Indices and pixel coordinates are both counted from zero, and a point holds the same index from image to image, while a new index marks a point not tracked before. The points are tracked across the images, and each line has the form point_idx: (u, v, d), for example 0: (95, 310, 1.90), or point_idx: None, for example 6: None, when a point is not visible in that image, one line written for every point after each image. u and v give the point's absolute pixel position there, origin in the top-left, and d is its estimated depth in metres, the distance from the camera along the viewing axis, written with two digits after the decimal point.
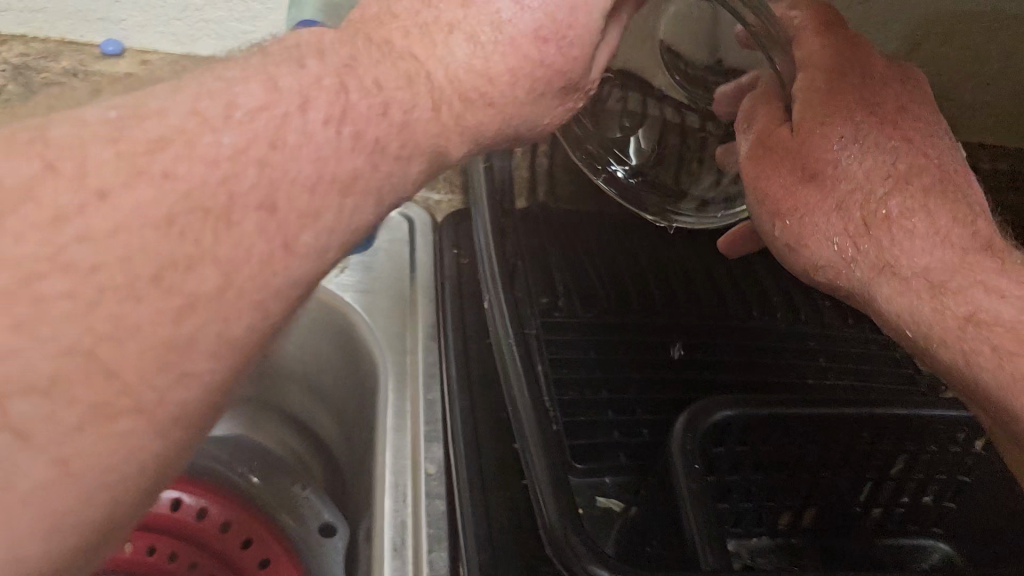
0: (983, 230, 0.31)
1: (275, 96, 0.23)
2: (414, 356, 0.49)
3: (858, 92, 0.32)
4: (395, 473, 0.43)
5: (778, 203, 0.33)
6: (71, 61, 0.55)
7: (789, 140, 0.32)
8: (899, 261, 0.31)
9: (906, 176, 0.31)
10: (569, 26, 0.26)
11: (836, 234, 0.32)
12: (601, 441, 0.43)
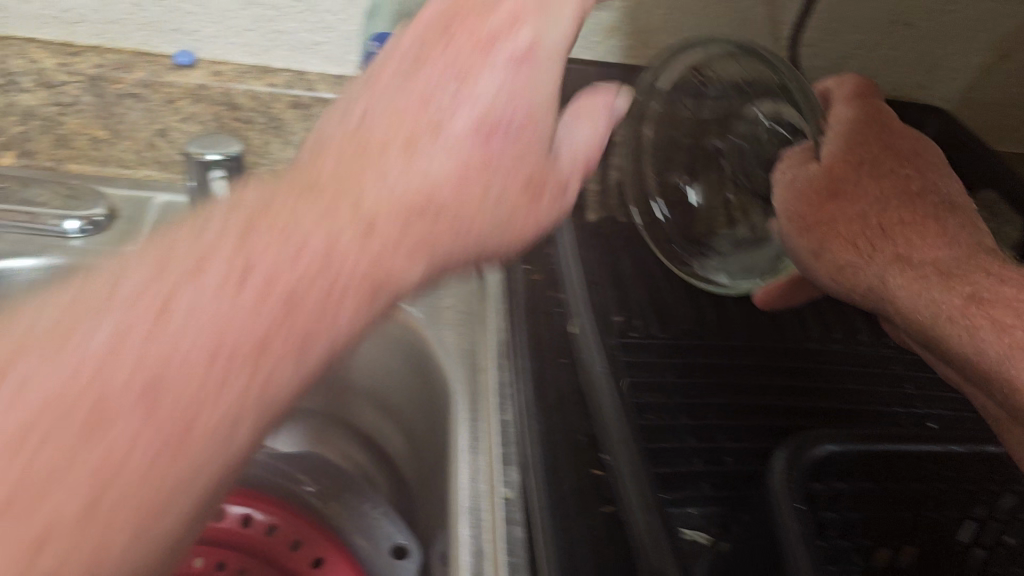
0: (978, 286, 0.34)
1: (189, 258, 0.24)
2: (487, 376, 0.49)
3: (872, 138, 0.39)
4: (471, 497, 0.42)
5: (797, 224, 0.39)
6: (144, 71, 0.54)
7: (827, 167, 0.38)
8: (895, 283, 0.36)
9: (920, 216, 0.37)
10: (500, 124, 0.27)
11: (856, 247, 0.37)
12: (687, 468, 0.41)
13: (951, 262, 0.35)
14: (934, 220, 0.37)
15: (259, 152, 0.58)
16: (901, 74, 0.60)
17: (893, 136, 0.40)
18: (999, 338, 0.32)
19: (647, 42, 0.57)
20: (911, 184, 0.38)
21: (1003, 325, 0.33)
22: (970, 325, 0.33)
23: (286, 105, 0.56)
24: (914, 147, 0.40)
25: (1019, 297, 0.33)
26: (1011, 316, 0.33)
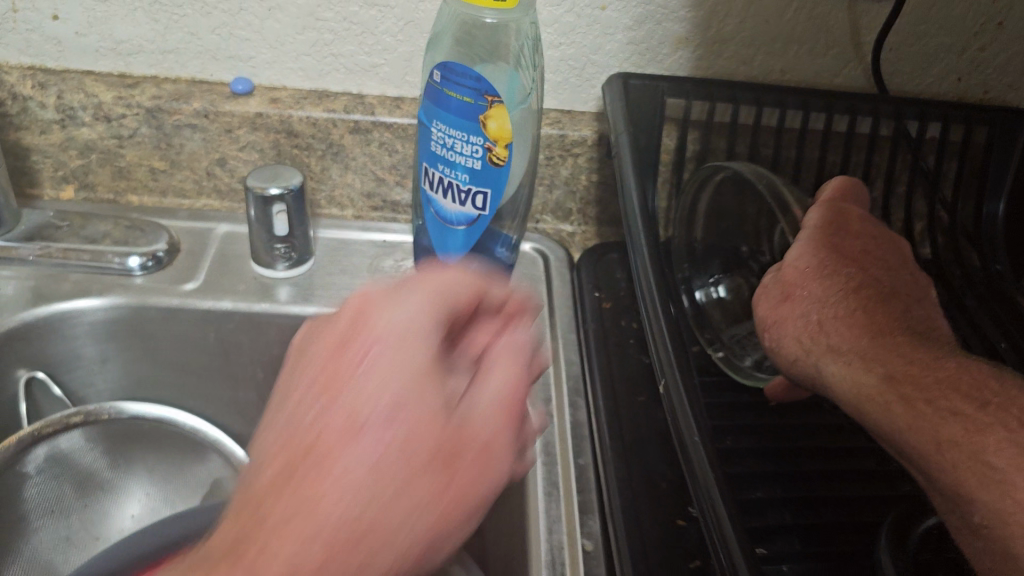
0: (891, 367, 0.34)
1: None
2: (560, 415, 0.47)
3: (824, 237, 0.42)
4: (551, 548, 0.40)
5: (762, 323, 0.41)
6: (202, 101, 0.53)
7: (784, 274, 0.41)
8: (826, 369, 0.37)
9: (857, 309, 0.38)
10: (477, 447, 0.25)
11: (798, 339, 0.39)
12: (775, 521, 0.38)
13: (869, 347, 0.36)
14: (866, 311, 0.38)
15: (318, 178, 0.57)
16: (993, 75, 0.56)
17: (852, 238, 0.42)
18: (905, 411, 0.33)
19: (719, 53, 0.54)
20: (854, 279, 0.40)
21: (911, 401, 0.33)
22: (883, 403, 0.34)
23: (346, 130, 0.54)
24: (877, 258, 0.42)
25: (920, 372, 0.34)
26: (912, 389, 0.33)
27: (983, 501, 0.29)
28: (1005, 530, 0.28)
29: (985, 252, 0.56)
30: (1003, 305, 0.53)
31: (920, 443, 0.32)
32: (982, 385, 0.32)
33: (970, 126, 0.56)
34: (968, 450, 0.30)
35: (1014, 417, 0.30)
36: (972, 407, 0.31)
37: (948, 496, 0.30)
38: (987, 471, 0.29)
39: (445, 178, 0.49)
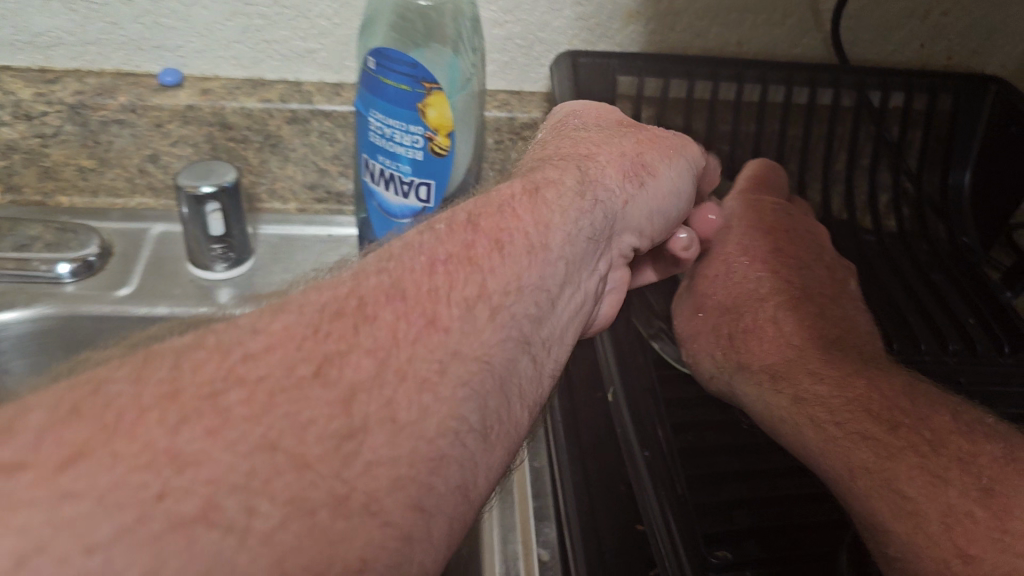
0: (798, 388, 0.40)
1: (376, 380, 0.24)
2: None
3: (734, 242, 0.49)
4: (505, 560, 0.39)
5: (686, 332, 0.47)
6: (128, 95, 0.50)
7: (698, 288, 0.48)
8: (739, 385, 0.43)
9: (764, 319, 0.45)
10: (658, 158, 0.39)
11: (711, 354, 0.44)
12: (737, 526, 0.37)
13: (780, 365, 0.42)
14: (775, 324, 0.45)
15: (258, 171, 0.54)
16: (956, 40, 0.54)
17: (763, 244, 0.49)
18: (816, 434, 0.37)
19: (673, 25, 0.52)
20: (761, 288, 0.47)
21: (823, 425, 0.37)
22: (796, 423, 0.38)
23: (283, 121, 0.51)
24: (786, 258, 0.48)
25: (829, 394, 0.39)
26: (825, 413, 0.38)
27: (897, 531, 0.32)
28: (918, 562, 0.31)
29: (952, 224, 0.55)
30: (970, 279, 0.52)
31: (833, 468, 0.35)
32: (893, 408, 0.37)
33: (935, 94, 0.54)
34: (881, 478, 0.34)
35: (921, 442, 0.35)
36: (883, 431, 0.36)
37: (863, 525, 0.33)
38: (900, 500, 0.33)
39: (386, 170, 0.47)
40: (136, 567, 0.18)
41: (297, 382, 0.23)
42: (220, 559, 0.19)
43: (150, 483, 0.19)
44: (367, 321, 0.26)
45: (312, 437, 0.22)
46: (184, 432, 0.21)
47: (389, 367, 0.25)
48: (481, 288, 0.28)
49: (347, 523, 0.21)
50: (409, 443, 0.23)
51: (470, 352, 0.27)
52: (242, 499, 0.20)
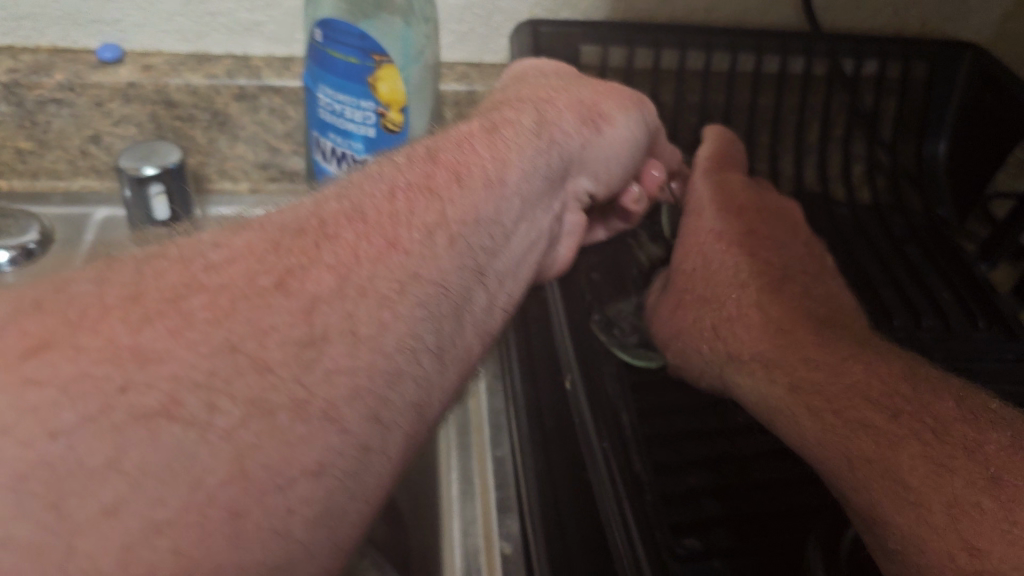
0: (795, 376, 0.38)
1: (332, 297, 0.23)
2: (478, 400, 0.44)
3: (712, 215, 0.46)
4: (467, 555, 0.37)
5: (669, 330, 0.44)
6: (65, 73, 0.47)
7: (678, 281, 0.45)
8: (733, 378, 0.41)
9: (751, 305, 0.43)
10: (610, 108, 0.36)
11: (699, 349, 0.43)
12: (704, 514, 0.37)
13: (771, 353, 0.40)
14: (759, 309, 0.42)
15: (207, 151, 0.52)
16: (930, 6, 0.53)
17: (743, 222, 0.47)
18: (814, 424, 0.36)
19: None
20: (742, 271, 0.44)
21: (820, 414, 0.36)
22: (791, 414, 0.37)
23: (230, 97, 0.49)
24: (767, 238, 0.47)
25: (826, 384, 0.37)
26: (821, 402, 0.36)
27: (897, 524, 0.31)
28: (920, 555, 0.30)
29: (928, 196, 0.53)
30: (945, 252, 0.51)
31: (829, 461, 0.34)
32: (896, 394, 0.35)
33: (909, 62, 0.52)
34: (882, 467, 0.33)
35: (925, 430, 0.33)
36: (882, 418, 0.34)
37: (863, 516, 0.33)
38: (901, 490, 0.32)
39: (337, 147, 0.45)
40: (100, 456, 0.18)
41: (260, 292, 0.22)
42: (181, 453, 0.19)
43: (112, 375, 0.19)
44: (328, 239, 0.25)
45: (274, 343, 0.22)
46: (146, 331, 0.20)
47: (350, 285, 0.24)
48: (440, 215, 0.27)
49: (307, 431, 0.21)
50: (371, 357, 0.23)
51: (428, 276, 0.26)
52: (204, 396, 0.20)
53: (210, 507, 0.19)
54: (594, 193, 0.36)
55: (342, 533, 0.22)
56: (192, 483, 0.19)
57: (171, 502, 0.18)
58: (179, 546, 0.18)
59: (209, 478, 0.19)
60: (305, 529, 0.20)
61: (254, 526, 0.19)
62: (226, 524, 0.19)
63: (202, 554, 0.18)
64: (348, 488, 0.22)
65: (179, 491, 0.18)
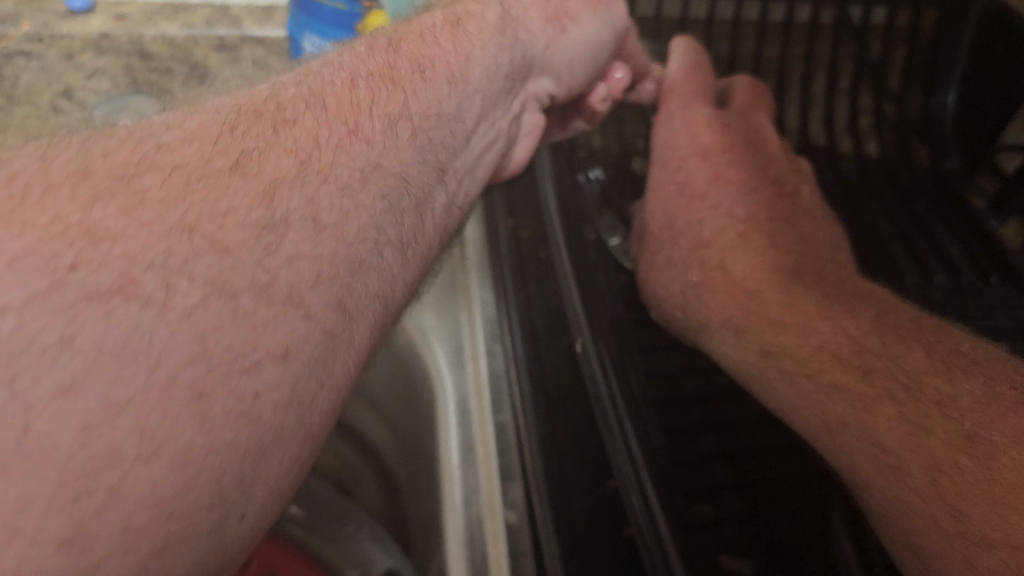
0: (765, 340, 0.35)
1: (291, 184, 0.23)
2: (476, 366, 0.41)
3: (679, 155, 0.43)
4: (470, 521, 0.36)
5: (647, 282, 0.41)
6: (32, 23, 0.46)
7: (647, 243, 0.42)
8: (706, 343, 0.38)
9: (734, 254, 0.39)
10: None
11: (675, 314, 0.40)
12: (714, 481, 0.35)
13: (740, 315, 0.36)
14: (726, 270, 0.38)
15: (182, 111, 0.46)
16: None
17: (700, 169, 0.43)
18: (787, 387, 0.34)
19: None
20: (705, 228, 0.40)
21: (793, 378, 0.33)
22: (770, 381, 0.34)
23: (210, 49, 0.47)
24: (728, 182, 0.42)
25: (795, 345, 0.34)
26: (795, 366, 0.34)
27: (880, 488, 0.29)
28: (906, 521, 0.28)
29: (934, 149, 0.51)
30: (955, 207, 0.49)
31: (808, 425, 0.32)
32: (863, 350, 0.33)
33: (919, 11, 0.50)
34: (858, 432, 0.30)
35: (897, 387, 0.31)
36: (855, 379, 0.32)
37: (846, 478, 0.31)
38: (880, 454, 0.29)
39: None
40: (53, 332, 0.17)
41: (214, 172, 0.22)
42: (140, 331, 0.18)
43: (61, 252, 0.19)
44: (286, 122, 0.25)
45: (233, 224, 0.21)
46: (96, 209, 0.20)
47: (311, 167, 0.24)
48: (402, 106, 0.28)
49: (270, 312, 0.20)
50: (333, 244, 0.23)
51: (390, 166, 0.26)
52: (160, 276, 0.19)
53: (172, 386, 0.18)
54: (554, 93, 0.39)
55: (315, 420, 0.21)
56: (153, 362, 0.18)
57: (132, 382, 0.17)
58: (143, 426, 0.17)
59: (171, 358, 0.18)
60: (275, 414, 0.20)
61: (221, 412, 0.19)
62: (192, 403, 0.18)
63: (166, 435, 0.17)
64: (317, 375, 0.21)
65: (139, 370, 0.18)
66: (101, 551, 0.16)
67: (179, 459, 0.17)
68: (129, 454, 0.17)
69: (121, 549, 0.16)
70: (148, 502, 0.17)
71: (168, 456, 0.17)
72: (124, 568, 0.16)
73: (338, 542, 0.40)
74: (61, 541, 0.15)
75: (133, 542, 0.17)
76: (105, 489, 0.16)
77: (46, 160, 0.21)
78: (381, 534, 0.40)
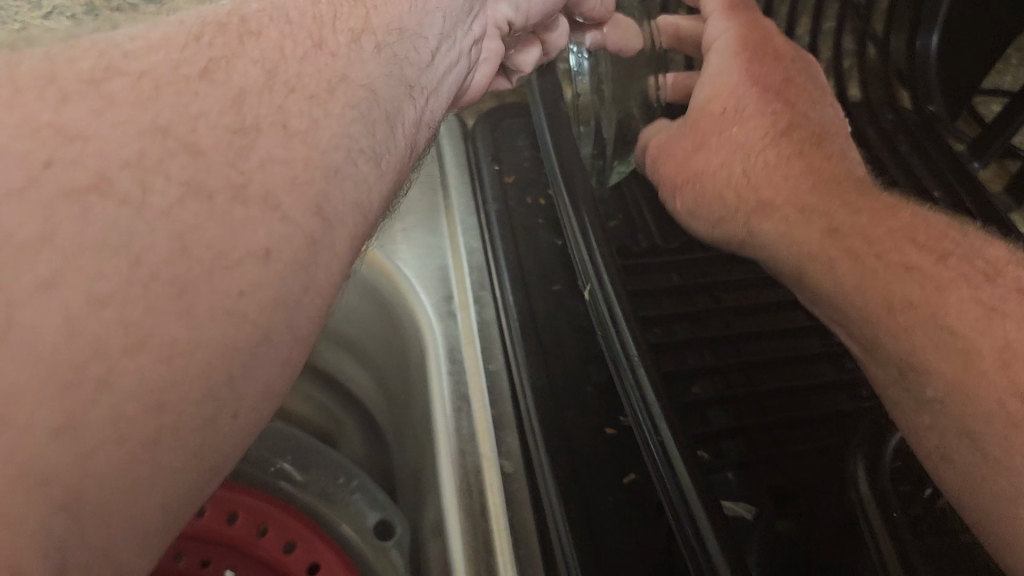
0: (835, 219, 0.32)
1: (259, 91, 0.22)
2: (466, 314, 0.41)
3: (757, 51, 0.40)
4: (461, 465, 0.36)
5: (698, 175, 0.39)
6: None
7: (695, 121, 0.40)
8: (761, 230, 0.35)
9: (808, 148, 0.36)
10: None
11: (724, 198, 0.37)
12: (713, 425, 0.35)
13: (809, 200, 0.33)
14: (803, 161, 0.35)
15: None
16: None
17: (772, 67, 0.40)
18: (851, 268, 0.30)
19: None
20: (777, 124, 0.38)
21: (860, 257, 0.30)
22: (828, 258, 0.31)
23: None
24: (791, 94, 0.39)
25: (869, 225, 0.31)
26: (863, 245, 0.30)
27: (940, 372, 0.26)
28: (963, 408, 0.25)
29: (918, 90, 0.52)
30: (937, 145, 0.49)
31: (869, 309, 0.29)
32: (942, 236, 0.29)
33: None
34: (923, 314, 0.27)
35: (974, 271, 0.27)
36: (929, 262, 0.28)
37: (901, 372, 0.27)
38: (948, 337, 0.26)
39: None
40: (31, 229, 0.17)
41: (183, 79, 0.21)
42: (119, 228, 0.17)
43: (33, 150, 0.17)
44: (252, 34, 0.24)
45: (204, 127, 0.20)
46: (67, 109, 0.18)
47: (278, 79, 0.23)
48: (365, 19, 0.27)
49: (248, 212, 0.20)
50: (305, 150, 0.22)
51: (356, 79, 0.25)
52: (136, 175, 0.18)
53: (155, 284, 0.17)
54: (516, 20, 0.36)
55: (300, 323, 0.21)
56: (132, 259, 0.17)
57: (113, 278, 0.17)
58: (127, 319, 0.17)
59: (151, 254, 0.18)
60: (259, 313, 0.19)
61: (207, 310, 0.18)
62: (173, 301, 0.18)
63: (152, 328, 0.17)
64: (299, 277, 0.20)
65: (119, 265, 0.17)
66: (90, 440, 0.16)
67: (166, 354, 0.17)
68: (115, 347, 0.16)
69: (112, 437, 0.16)
70: (138, 394, 0.17)
71: (154, 351, 0.17)
72: (114, 459, 0.16)
73: (333, 500, 0.39)
74: (56, 429, 0.15)
75: (126, 436, 0.16)
76: (95, 382, 0.16)
77: (11, 64, 0.19)
78: (372, 489, 0.39)
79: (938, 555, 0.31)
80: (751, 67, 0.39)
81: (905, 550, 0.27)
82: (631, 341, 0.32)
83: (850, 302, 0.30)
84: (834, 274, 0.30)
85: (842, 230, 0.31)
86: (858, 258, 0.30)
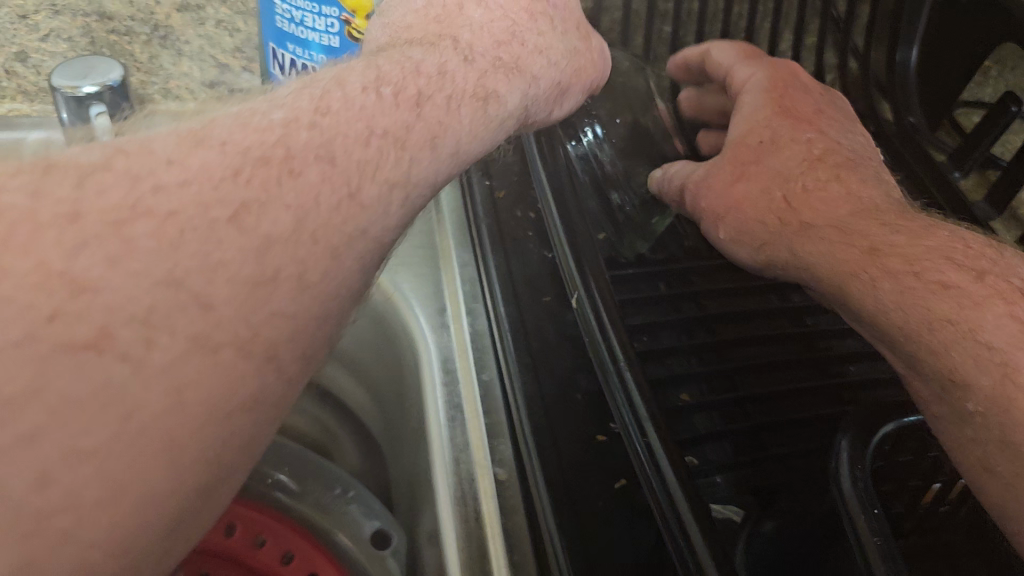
0: (874, 240, 0.33)
1: (294, 238, 0.22)
2: (459, 327, 0.42)
3: (787, 89, 0.42)
4: (455, 472, 0.36)
5: (722, 208, 0.39)
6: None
7: (731, 152, 0.40)
8: (802, 250, 0.36)
9: (833, 175, 0.38)
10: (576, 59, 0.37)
11: (765, 221, 0.38)
12: (700, 431, 0.36)
13: (848, 220, 0.35)
14: (841, 180, 0.38)
15: (148, 68, 0.52)
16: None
17: (803, 100, 0.42)
18: (891, 287, 0.31)
19: None
20: (814, 147, 0.40)
21: (897, 275, 0.32)
22: (868, 276, 0.32)
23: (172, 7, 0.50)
24: (830, 119, 0.42)
25: (907, 244, 0.33)
26: (902, 263, 0.32)
27: (982, 384, 0.28)
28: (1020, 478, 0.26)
29: (898, 103, 0.54)
30: (915, 152, 0.51)
31: (908, 325, 0.31)
32: (980, 256, 0.32)
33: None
34: (965, 329, 0.29)
35: (1012, 290, 0.30)
36: (968, 279, 0.31)
37: (937, 380, 0.29)
38: (985, 350, 0.28)
39: (296, 60, 0.43)
40: (21, 381, 0.17)
41: (211, 223, 0.21)
42: (111, 389, 0.18)
43: (42, 301, 0.18)
44: (292, 175, 0.23)
45: (222, 278, 0.21)
46: (83, 255, 0.19)
47: (305, 229, 0.23)
48: (403, 174, 0.27)
49: (248, 366, 0.21)
50: (309, 302, 0.23)
51: (374, 234, 0.25)
52: (139, 330, 0.19)
53: (145, 436, 0.19)
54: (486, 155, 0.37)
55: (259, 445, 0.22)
56: (126, 413, 0.18)
57: (103, 430, 0.18)
58: (109, 474, 0.18)
59: (141, 410, 0.19)
60: (230, 455, 0.21)
61: (191, 459, 0.20)
62: (163, 452, 0.19)
63: (134, 480, 0.18)
64: (269, 416, 0.22)
65: (108, 424, 0.18)
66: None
67: (142, 505, 0.18)
68: (89, 500, 0.18)
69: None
70: (108, 541, 0.18)
71: (127, 504, 0.18)
72: None
73: (327, 511, 0.39)
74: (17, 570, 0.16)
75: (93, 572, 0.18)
76: (60, 532, 0.17)
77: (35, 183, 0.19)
78: (368, 499, 0.40)
79: (921, 551, 0.33)
80: (789, 99, 0.42)
81: (889, 551, 0.26)
82: (618, 347, 0.33)
83: (893, 315, 0.31)
84: (874, 291, 0.32)
85: (884, 251, 0.33)
86: (903, 274, 0.31)
